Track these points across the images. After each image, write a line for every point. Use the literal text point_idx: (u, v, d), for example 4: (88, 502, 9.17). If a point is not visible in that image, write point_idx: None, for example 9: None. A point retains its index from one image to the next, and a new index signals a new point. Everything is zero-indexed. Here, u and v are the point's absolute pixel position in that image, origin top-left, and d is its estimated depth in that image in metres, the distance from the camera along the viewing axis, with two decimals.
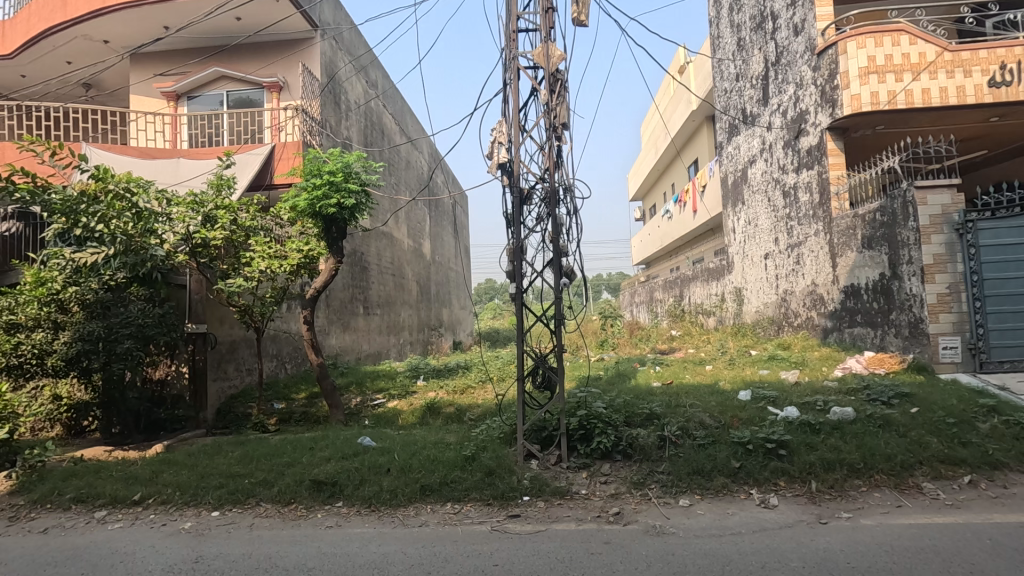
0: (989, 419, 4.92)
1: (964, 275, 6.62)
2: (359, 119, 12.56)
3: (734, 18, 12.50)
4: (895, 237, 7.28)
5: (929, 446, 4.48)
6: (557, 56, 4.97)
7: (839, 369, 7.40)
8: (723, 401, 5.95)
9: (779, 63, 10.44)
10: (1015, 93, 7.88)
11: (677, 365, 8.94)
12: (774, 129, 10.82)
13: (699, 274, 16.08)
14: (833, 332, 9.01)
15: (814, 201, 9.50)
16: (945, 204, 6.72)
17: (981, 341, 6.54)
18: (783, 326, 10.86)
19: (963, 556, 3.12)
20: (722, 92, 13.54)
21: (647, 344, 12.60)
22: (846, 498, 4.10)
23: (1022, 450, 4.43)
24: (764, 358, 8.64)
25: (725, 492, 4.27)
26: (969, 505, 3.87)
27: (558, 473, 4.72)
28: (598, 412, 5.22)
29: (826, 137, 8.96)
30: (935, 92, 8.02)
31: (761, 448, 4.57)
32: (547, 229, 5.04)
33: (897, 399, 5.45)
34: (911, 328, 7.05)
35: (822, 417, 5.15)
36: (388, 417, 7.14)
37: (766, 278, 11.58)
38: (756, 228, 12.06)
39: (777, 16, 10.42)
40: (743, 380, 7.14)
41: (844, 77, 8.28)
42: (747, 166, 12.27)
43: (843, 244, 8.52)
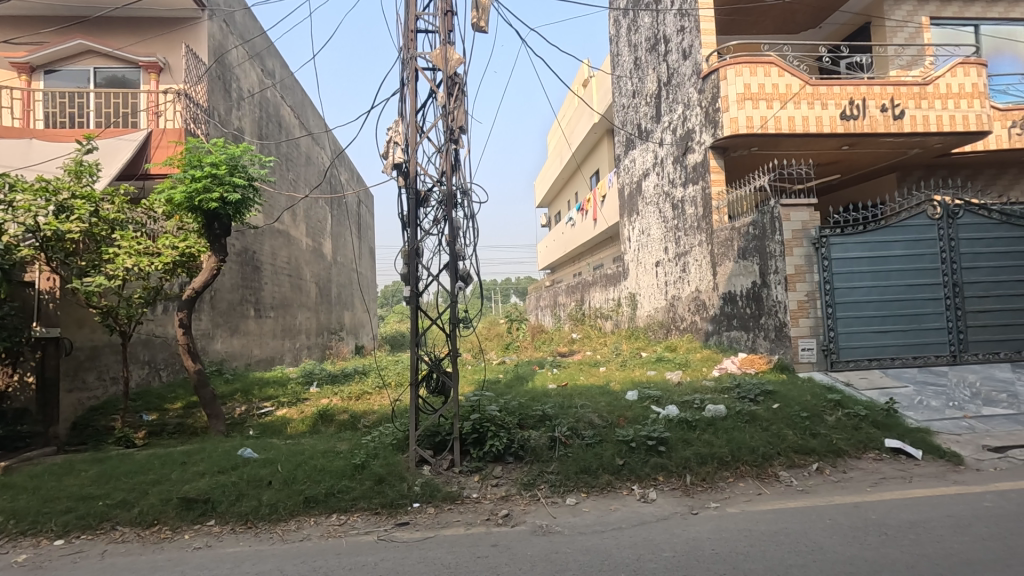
0: (835, 413, 5.57)
1: (820, 284, 7.45)
2: (253, 108, 11.77)
3: (632, 38, 13.25)
4: (764, 249, 8.03)
5: (786, 438, 4.98)
6: (455, 59, 4.97)
7: (717, 368, 8.06)
8: (613, 401, 6.22)
9: (670, 84, 11.19)
10: (861, 126, 9.01)
11: (573, 367, 9.27)
12: (665, 145, 11.57)
13: (598, 279, 16.80)
14: (714, 335, 9.76)
15: (698, 214, 10.27)
16: (805, 221, 7.56)
17: (832, 342, 7.39)
18: (671, 329, 11.62)
19: (808, 537, 3.48)
20: (621, 107, 14.29)
21: (548, 347, 12.95)
22: (716, 489, 4.44)
23: (860, 438, 5.07)
24: (653, 360, 9.20)
25: (609, 489, 4.47)
26: (816, 490, 4.35)
27: (449, 478, 4.68)
28: (492, 415, 5.25)
29: (709, 155, 9.70)
30: (799, 121, 8.95)
31: (643, 445, 4.85)
32: (443, 232, 5.00)
33: (762, 396, 6.01)
34: (777, 332, 7.79)
35: (699, 414, 5.55)
36: (275, 426, 6.72)
37: (657, 284, 12.33)
38: (648, 237, 12.81)
39: (668, 40, 11.18)
40: (632, 380, 7.55)
41: (725, 101, 9.03)
42: (642, 178, 13.01)
43: (722, 254, 9.29)
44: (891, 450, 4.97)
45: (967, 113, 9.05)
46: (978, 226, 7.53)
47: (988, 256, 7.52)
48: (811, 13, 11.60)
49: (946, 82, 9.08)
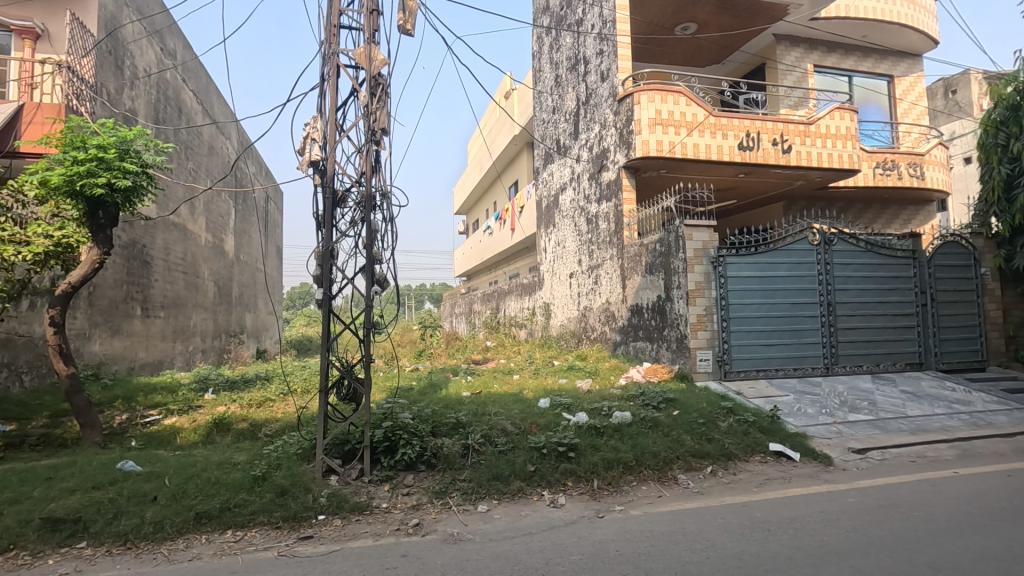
0: (727, 419, 6.02)
1: (717, 300, 8.06)
2: (149, 90, 10.82)
3: (554, 56, 13.66)
4: (669, 265, 8.55)
5: (685, 443, 5.31)
6: (380, 60, 4.88)
7: (623, 377, 8.45)
8: (526, 408, 6.33)
9: (588, 103, 11.66)
10: (755, 157, 9.87)
11: (487, 375, 9.30)
12: (581, 162, 12.00)
13: (513, 288, 17.04)
14: (621, 345, 10.22)
15: (610, 229, 10.75)
16: (705, 241, 8.16)
17: (726, 354, 8.00)
18: (582, 339, 12.01)
19: (703, 535, 3.74)
20: (541, 122, 14.67)
21: (462, 354, 12.92)
22: (620, 492, 4.65)
23: (748, 442, 5.52)
24: (564, 368, 9.47)
25: (519, 495, 4.54)
26: (710, 491, 4.68)
27: (358, 488, 4.53)
28: (404, 423, 5.16)
29: (622, 174, 10.20)
30: (704, 148, 9.65)
31: (553, 451, 4.97)
32: (360, 234, 4.87)
33: (664, 404, 6.37)
34: (678, 343, 8.31)
35: (606, 421, 5.78)
36: (162, 436, 6.15)
37: (570, 295, 12.72)
38: (563, 249, 13.20)
39: (588, 61, 11.66)
40: (544, 388, 7.71)
41: (638, 123, 9.56)
42: (559, 192, 13.41)
43: (631, 268, 9.77)
44: (774, 453, 5.47)
45: (842, 153, 10.22)
46: (848, 253, 8.51)
47: (856, 280, 8.50)
48: (715, 50, 12.59)
49: (825, 124, 10.21)
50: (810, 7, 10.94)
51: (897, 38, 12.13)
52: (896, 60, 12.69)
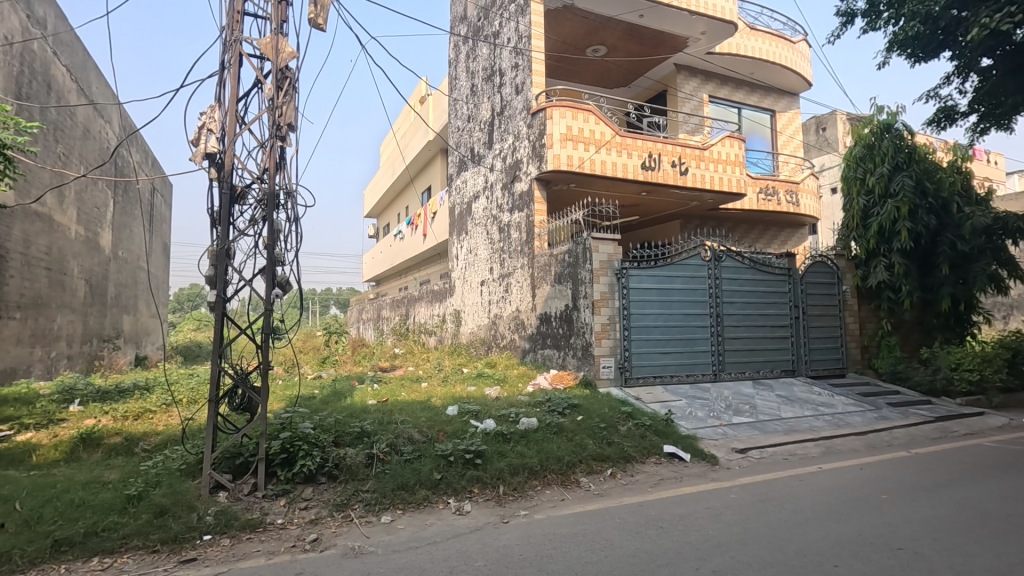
0: (627, 423, 6.33)
1: (619, 310, 8.48)
2: (9, 60, 9.53)
3: (470, 65, 13.76)
4: (577, 275, 8.86)
5: (587, 447, 5.51)
6: (287, 52, 4.67)
7: (531, 384, 8.61)
8: (433, 416, 6.24)
9: (502, 115, 11.86)
10: (657, 177, 10.52)
11: (394, 383, 9.07)
12: (495, 171, 12.15)
13: (423, 295, 16.82)
14: (530, 353, 10.41)
15: (522, 238, 10.95)
16: (609, 253, 8.57)
17: (627, 362, 8.41)
18: (491, 347, 12.09)
19: (601, 535, 3.90)
20: (456, 129, 14.70)
21: (368, 361, 12.53)
22: (525, 497, 4.73)
23: (644, 445, 5.84)
24: (473, 375, 9.48)
25: (425, 504, 4.48)
26: (609, 492, 4.89)
27: (250, 504, 4.24)
28: (304, 433, 4.91)
29: (534, 186, 10.45)
30: (611, 165, 10.14)
31: (460, 459, 4.96)
32: (261, 234, 4.60)
33: (569, 410, 6.57)
34: (583, 351, 8.61)
35: (513, 427, 5.85)
36: (13, 454, 5.38)
37: (481, 302, 12.78)
38: (475, 257, 13.25)
39: (503, 73, 11.86)
40: (453, 396, 7.66)
41: (550, 138, 9.89)
42: (472, 200, 13.46)
43: (541, 277, 10.02)
44: (668, 454, 5.84)
45: (731, 178, 11.18)
46: (735, 269, 9.30)
47: (742, 294, 9.31)
48: (623, 73, 13.31)
49: (718, 150, 11.12)
50: (707, 41, 11.90)
51: (778, 77, 13.51)
52: (778, 96, 14.11)
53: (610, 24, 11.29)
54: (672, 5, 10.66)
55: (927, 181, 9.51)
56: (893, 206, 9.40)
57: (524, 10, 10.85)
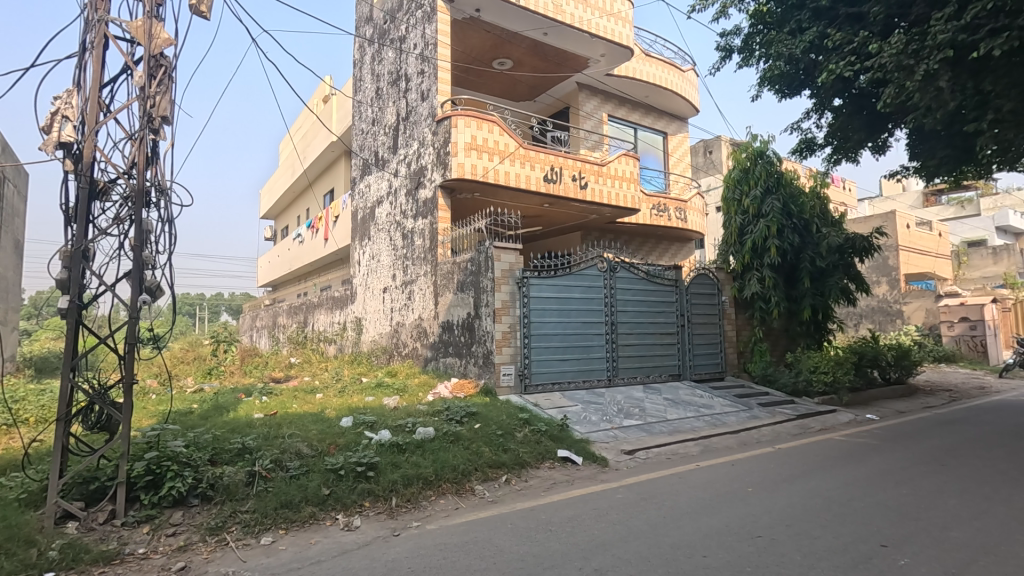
0: (523, 429, 6.46)
1: (520, 318, 8.65)
2: None
3: (375, 68, 13.50)
4: (479, 284, 8.92)
5: (483, 455, 5.55)
6: (163, 39, 4.31)
7: (431, 394, 8.51)
8: (325, 429, 5.98)
9: (407, 120, 11.72)
10: (558, 189, 10.89)
11: (285, 395, 8.58)
12: (399, 177, 11.97)
13: (323, 301, 16.11)
14: (431, 361, 10.32)
15: (425, 245, 10.85)
16: (511, 263, 8.73)
17: (527, 369, 8.59)
18: (393, 355, 11.83)
19: (492, 542, 3.94)
20: (360, 131, 14.30)
21: (259, 372, 11.77)
22: (418, 508, 4.66)
23: (539, 450, 6.00)
24: (372, 385, 9.21)
25: (310, 521, 4.28)
26: (503, 499, 4.96)
27: (106, 535, 3.82)
28: (174, 453, 4.51)
29: (438, 193, 10.41)
30: (514, 176, 10.35)
31: (351, 472, 4.80)
32: (127, 235, 4.19)
33: (466, 418, 6.59)
34: (484, 358, 8.67)
35: (409, 437, 5.76)
36: None
37: (383, 310, 12.47)
38: (378, 263, 12.94)
39: (409, 78, 11.75)
40: (348, 407, 7.38)
41: (454, 146, 9.94)
42: (376, 205, 13.14)
43: (444, 285, 9.99)
44: (561, 458, 6.04)
45: (626, 194, 11.84)
46: (629, 279, 9.84)
47: (634, 303, 9.86)
48: (528, 88, 13.68)
49: (615, 167, 11.73)
50: (606, 63, 12.55)
51: (670, 102, 14.56)
52: (670, 120, 15.18)
53: (515, 39, 11.58)
54: (574, 26, 11.14)
55: (792, 204, 10.67)
56: (765, 225, 10.43)
57: (431, 17, 10.83)
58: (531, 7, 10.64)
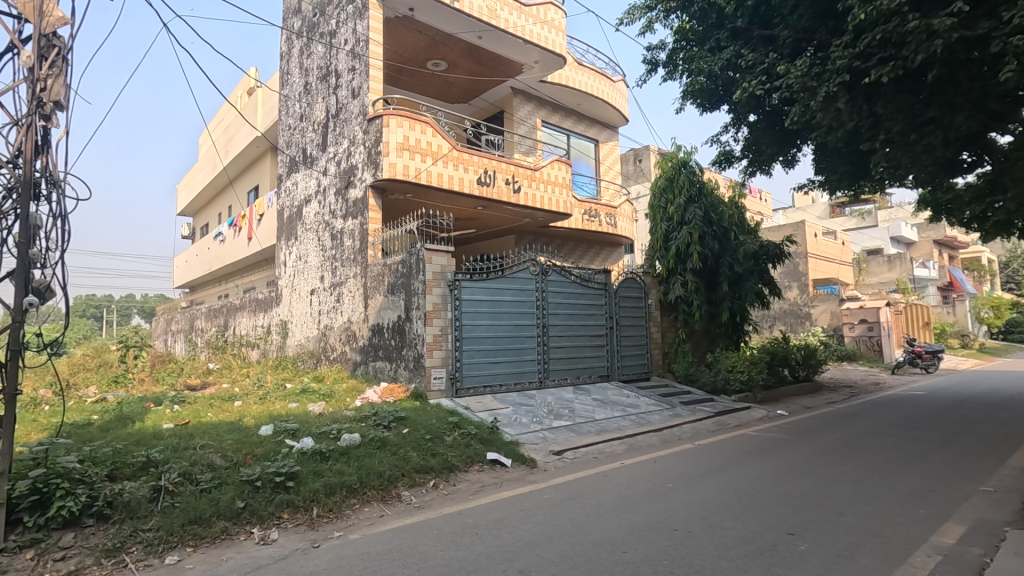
0: (452, 433, 6.41)
1: (452, 321, 8.61)
2: None
3: (304, 62, 13.02)
4: (410, 286, 8.78)
5: (411, 460, 5.46)
6: (56, 17, 3.95)
7: (359, 398, 8.28)
8: (241, 438, 5.68)
9: (337, 117, 11.37)
10: (491, 193, 10.92)
11: (200, 403, 8.07)
12: (328, 175, 11.60)
13: (245, 304, 15.32)
14: (361, 365, 10.05)
15: (355, 247, 10.56)
16: (443, 265, 8.67)
17: (458, 372, 8.54)
18: (320, 360, 11.42)
19: (416, 548, 3.88)
20: (287, 127, 13.74)
21: (172, 379, 11.02)
22: (341, 518, 4.51)
23: (467, 453, 5.98)
24: (297, 391, 8.84)
25: (222, 537, 4.04)
26: (430, 504, 4.89)
27: None
28: (64, 468, 4.13)
29: (368, 193, 10.16)
30: (447, 178, 10.28)
31: (269, 483, 4.58)
32: (10, 230, 3.80)
33: (395, 423, 6.46)
34: (414, 362, 8.53)
35: (333, 444, 5.57)
36: None
37: (310, 313, 12.02)
38: (305, 264, 12.46)
39: (339, 75, 11.42)
40: (269, 414, 7.05)
41: (386, 146, 9.77)
42: (303, 204, 12.66)
43: (374, 287, 9.77)
44: (490, 461, 6.05)
45: (558, 199, 12.06)
46: (560, 283, 10.02)
47: (565, 306, 10.05)
48: (463, 90, 13.67)
49: (548, 172, 11.92)
50: (540, 70, 12.75)
51: (600, 111, 15.00)
52: (601, 128, 15.62)
53: (449, 41, 11.55)
54: (508, 31, 11.24)
55: (713, 213, 11.26)
56: (688, 232, 10.95)
57: (362, 13, 10.59)
58: (465, 9, 10.63)
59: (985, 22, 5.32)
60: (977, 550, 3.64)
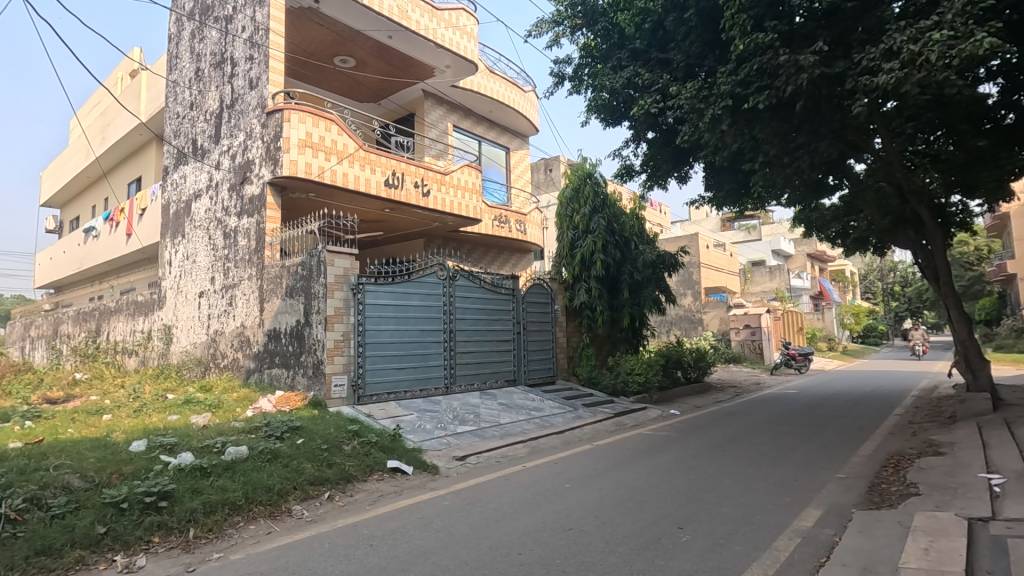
0: (351, 442, 6.18)
1: (354, 325, 8.32)
2: None
3: (195, 46, 12.08)
4: (309, 289, 8.38)
5: (304, 472, 5.19)
6: None
7: (251, 409, 7.76)
8: (107, 455, 5.11)
9: (232, 108, 10.65)
10: (399, 195, 10.71)
11: (59, 418, 7.16)
12: (221, 169, 10.82)
13: (122, 307, 13.86)
14: (255, 373, 9.43)
15: (250, 246, 9.90)
16: (346, 268, 8.37)
17: (361, 378, 8.26)
18: (209, 368, 10.59)
19: (306, 564, 3.69)
20: (174, 116, 12.64)
21: (28, 391, 9.70)
22: (222, 538, 4.18)
23: (366, 463, 5.78)
24: (179, 402, 8.12)
25: (77, 568, 3.61)
26: (323, 517, 4.67)
27: None
28: None
29: (266, 190, 9.58)
30: (353, 178, 9.94)
31: (137, 504, 4.16)
32: None
33: (288, 433, 6.12)
34: (313, 369, 8.14)
35: (217, 459, 5.17)
36: None
37: (197, 317, 11.12)
38: (193, 264, 11.51)
39: (236, 63, 10.70)
40: (144, 428, 6.40)
41: (286, 141, 9.30)
42: (192, 199, 11.70)
43: (270, 290, 9.23)
44: (391, 469, 5.90)
45: (468, 204, 12.08)
46: (468, 288, 10.03)
47: (473, 311, 10.06)
48: (372, 89, 13.32)
49: (457, 177, 11.89)
50: (451, 74, 12.72)
51: (512, 119, 15.23)
52: (512, 136, 15.87)
53: (357, 37, 11.22)
54: (418, 34, 11.12)
55: (615, 223, 11.80)
56: (592, 240, 11.39)
57: (262, 1, 10.01)
58: (374, 7, 10.38)
59: (841, 62, 6.03)
60: (829, 531, 4.08)
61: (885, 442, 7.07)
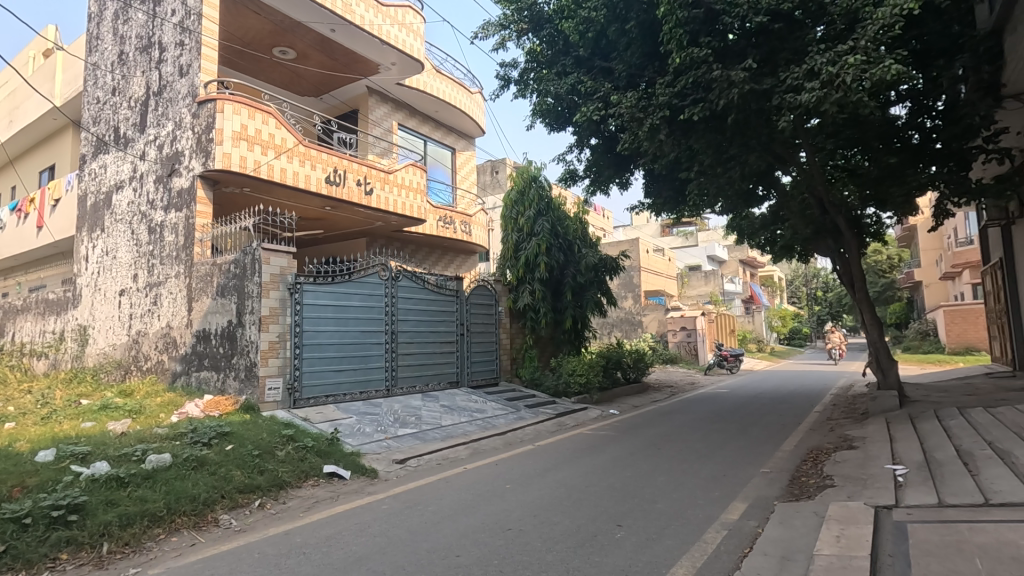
0: (285, 447, 5.96)
1: (291, 326, 8.03)
2: None
3: (119, 28, 11.31)
4: (242, 288, 8.02)
5: (233, 480, 4.96)
6: None
7: (176, 414, 7.34)
8: (10, 467, 4.69)
9: (160, 96, 10.05)
10: (340, 193, 10.43)
11: None
12: (146, 160, 10.18)
13: (30, 305, 12.76)
14: (181, 376, 8.92)
15: (177, 242, 9.36)
16: (283, 266, 8.07)
17: (297, 381, 7.99)
18: (130, 370, 9.93)
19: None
20: (93, 101, 11.79)
21: None
22: (140, 551, 3.92)
23: (300, 468, 5.59)
24: (95, 407, 7.56)
25: None
26: (253, 526, 4.48)
27: None
28: None
29: (197, 183, 9.09)
30: (291, 173, 9.60)
31: (42, 520, 3.85)
32: None
33: (216, 439, 5.83)
34: (246, 372, 7.79)
35: (136, 468, 4.85)
36: None
37: (117, 316, 10.40)
38: (113, 259, 10.75)
39: (164, 48, 10.11)
40: (54, 436, 5.92)
41: (219, 133, 8.86)
42: (113, 191, 10.94)
43: (199, 289, 8.76)
44: (327, 475, 5.72)
45: (412, 204, 11.92)
46: (411, 289, 9.90)
47: (415, 313, 9.94)
48: (313, 83, 12.92)
49: (401, 176, 11.71)
50: (396, 72, 12.53)
51: (458, 120, 15.18)
52: (458, 137, 15.81)
53: (297, 29, 10.86)
54: (362, 29, 10.88)
55: (559, 226, 12.01)
56: (536, 243, 11.51)
57: None
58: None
59: (769, 79, 6.39)
60: (753, 522, 4.30)
61: (806, 438, 7.54)
